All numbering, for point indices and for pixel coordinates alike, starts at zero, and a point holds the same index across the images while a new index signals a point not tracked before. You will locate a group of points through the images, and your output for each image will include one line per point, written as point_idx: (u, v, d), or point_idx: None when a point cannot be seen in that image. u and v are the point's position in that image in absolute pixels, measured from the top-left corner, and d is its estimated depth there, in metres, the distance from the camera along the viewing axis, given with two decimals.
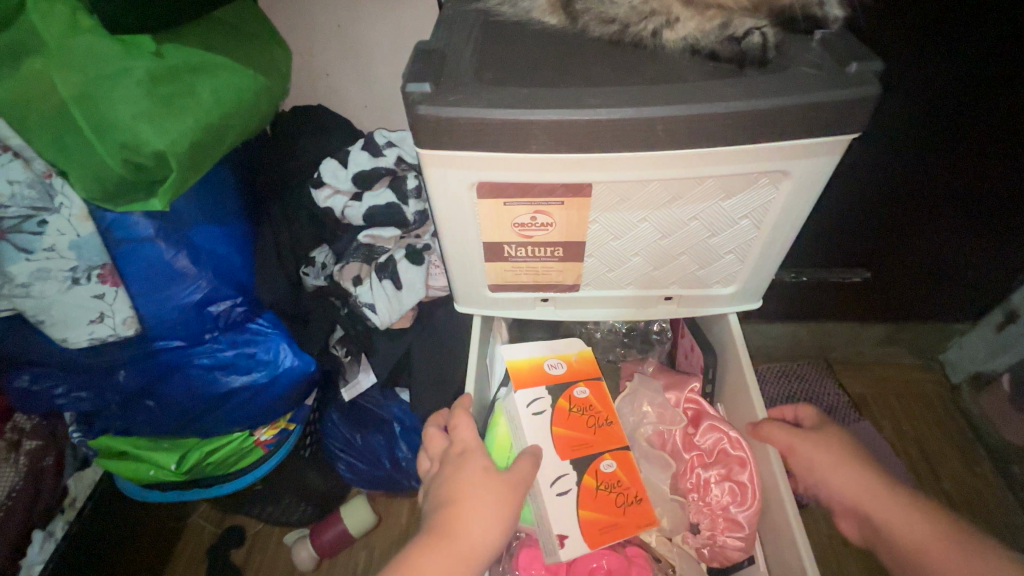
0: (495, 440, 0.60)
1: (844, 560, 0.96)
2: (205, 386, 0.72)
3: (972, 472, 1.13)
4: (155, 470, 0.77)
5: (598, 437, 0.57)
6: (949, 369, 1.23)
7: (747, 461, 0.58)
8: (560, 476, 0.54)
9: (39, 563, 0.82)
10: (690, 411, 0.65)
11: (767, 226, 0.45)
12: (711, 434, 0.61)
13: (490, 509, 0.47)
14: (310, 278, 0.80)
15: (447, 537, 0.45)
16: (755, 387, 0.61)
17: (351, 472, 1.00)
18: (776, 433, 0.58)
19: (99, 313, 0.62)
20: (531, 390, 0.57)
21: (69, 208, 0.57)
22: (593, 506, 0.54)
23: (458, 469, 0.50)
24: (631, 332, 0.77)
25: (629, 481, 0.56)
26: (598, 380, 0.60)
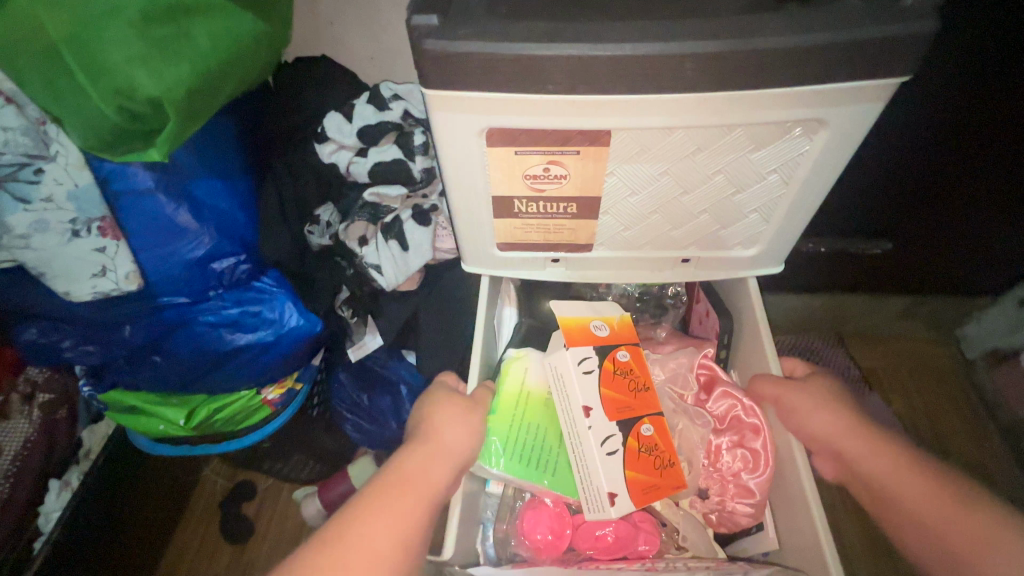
0: (499, 399, 0.58)
1: (844, 527, 0.97)
2: (211, 343, 0.72)
3: (981, 445, 1.15)
4: (165, 425, 0.79)
5: (639, 401, 0.56)
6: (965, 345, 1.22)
7: (760, 429, 0.57)
8: (608, 436, 0.53)
9: (56, 510, 0.86)
10: (703, 377, 0.63)
11: (795, 182, 0.42)
12: (723, 400, 0.60)
13: (464, 414, 0.53)
14: (315, 237, 0.77)
15: (425, 442, 0.51)
16: (770, 345, 0.60)
17: (358, 433, 1.01)
18: (762, 386, 0.58)
19: (101, 267, 0.61)
20: (581, 348, 0.55)
21: (66, 156, 0.56)
22: (636, 467, 0.53)
23: (432, 390, 0.56)
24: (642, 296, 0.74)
25: (665, 446, 0.55)
26: (636, 345, 0.59)
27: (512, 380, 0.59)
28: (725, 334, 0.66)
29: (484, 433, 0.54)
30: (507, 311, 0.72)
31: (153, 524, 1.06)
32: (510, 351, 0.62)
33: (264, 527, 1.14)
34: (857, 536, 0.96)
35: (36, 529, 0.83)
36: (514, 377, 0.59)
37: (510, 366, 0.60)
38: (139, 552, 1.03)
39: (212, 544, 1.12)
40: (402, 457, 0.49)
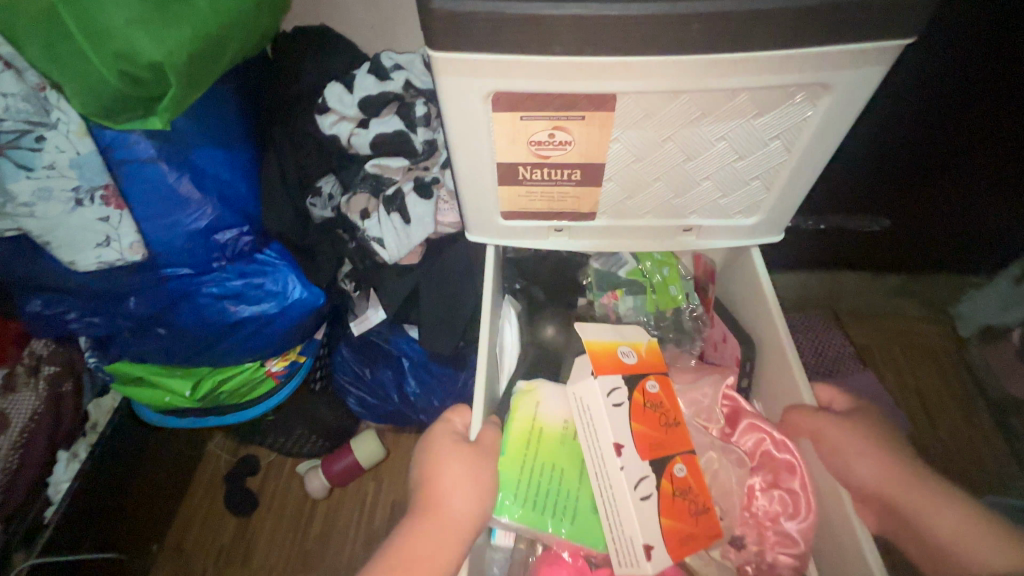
0: (510, 436, 0.61)
1: None
2: (215, 315, 0.72)
3: (970, 422, 1.20)
4: (171, 396, 0.80)
5: (671, 437, 0.59)
6: (959, 322, 1.25)
7: (795, 467, 0.59)
8: (641, 479, 0.55)
9: (66, 480, 0.88)
10: (726, 408, 0.66)
11: (797, 151, 0.42)
12: (750, 434, 0.63)
13: (470, 480, 0.53)
14: (317, 210, 0.78)
15: (431, 514, 0.51)
16: (800, 373, 0.62)
17: (361, 405, 1.04)
18: (800, 419, 0.59)
19: (106, 237, 0.61)
20: (610, 379, 0.58)
21: (67, 123, 0.55)
22: (672, 515, 0.55)
23: (435, 447, 0.56)
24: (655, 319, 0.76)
25: (699, 491, 0.58)
26: (665, 376, 0.63)
27: (522, 417, 0.62)
28: (747, 362, 0.71)
29: (492, 491, 0.54)
30: (509, 337, 0.76)
31: (161, 494, 1.09)
32: (519, 384, 0.66)
33: (268, 500, 1.17)
34: None
35: (46, 499, 0.86)
36: (525, 413, 0.62)
37: (521, 401, 0.63)
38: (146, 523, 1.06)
39: (218, 516, 1.15)
40: (408, 534, 0.50)
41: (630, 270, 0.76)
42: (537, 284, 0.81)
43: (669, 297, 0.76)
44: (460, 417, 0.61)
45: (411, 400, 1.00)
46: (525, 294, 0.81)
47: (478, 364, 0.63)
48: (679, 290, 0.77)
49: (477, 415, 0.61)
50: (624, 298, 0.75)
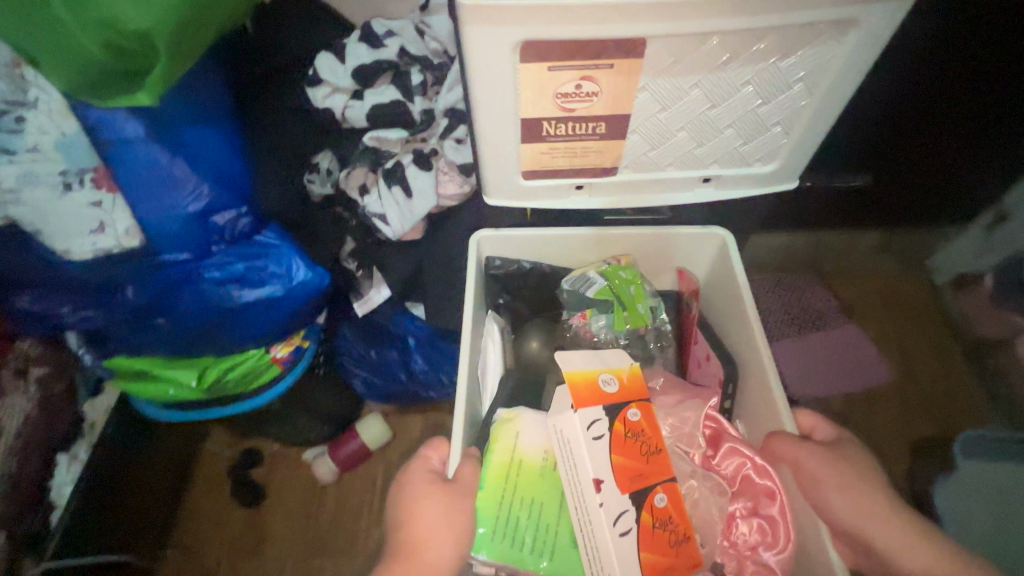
0: (490, 469, 0.63)
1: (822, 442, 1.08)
2: (217, 300, 0.70)
3: (949, 365, 1.30)
4: (175, 389, 0.78)
5: (650, 466, 0.62)
6: (934, 273, 1.39)
7: (775, 494, 0.62)
8: (621, 514, 0.58)
9: (67, 482, 0.87)
10: (709, 430, 0.67)
11: (819, 92, 0.43)
12: (731, 458, 0.64)
13: (449, 524, 0.56)
14: (316, 187, 0.75)
15: (412, 561, 0.54)
16: (784, 405, 0.64)
17: (367, 387, 1.02)
18: (781, 447, 0.62)
19: (99, 222, 0.61)
20: (592, 412, 0.61)
21: (47, 103, 0.54)
22: (651, 547, 0.58)
23: (412, 494, 0.58)
24: (632, 338, 0.78)
25: (679, 520, 0.61)
26: (646, 402, 0.65)
27: (502, 450, 0.64)
28: (728, 384, 0.72)
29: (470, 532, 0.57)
30: (492, 358, 0.79)
31: None
32: (501, 412, 0.66)
33: (275, 491, 1.15)
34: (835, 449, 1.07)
35: (51, 501, 0.84)
36: (506, 443, 0.64)
37: (502, 431, 0.65)
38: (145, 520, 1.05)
39: (226, 510, 1.12)
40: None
41: (600, 288, 0.76)
42: (522, 299, 0.84)
43: (637, 315, 0.76)
44: (437, 454, 0.63)
45: (419, 377, 0.99)
46: (510, 309, 0.84)
47: (457, 396, 0.65)
48: (647, 306, 0.78)
49: (456, 450, 0.63)
50: (594, 317, 0.76)
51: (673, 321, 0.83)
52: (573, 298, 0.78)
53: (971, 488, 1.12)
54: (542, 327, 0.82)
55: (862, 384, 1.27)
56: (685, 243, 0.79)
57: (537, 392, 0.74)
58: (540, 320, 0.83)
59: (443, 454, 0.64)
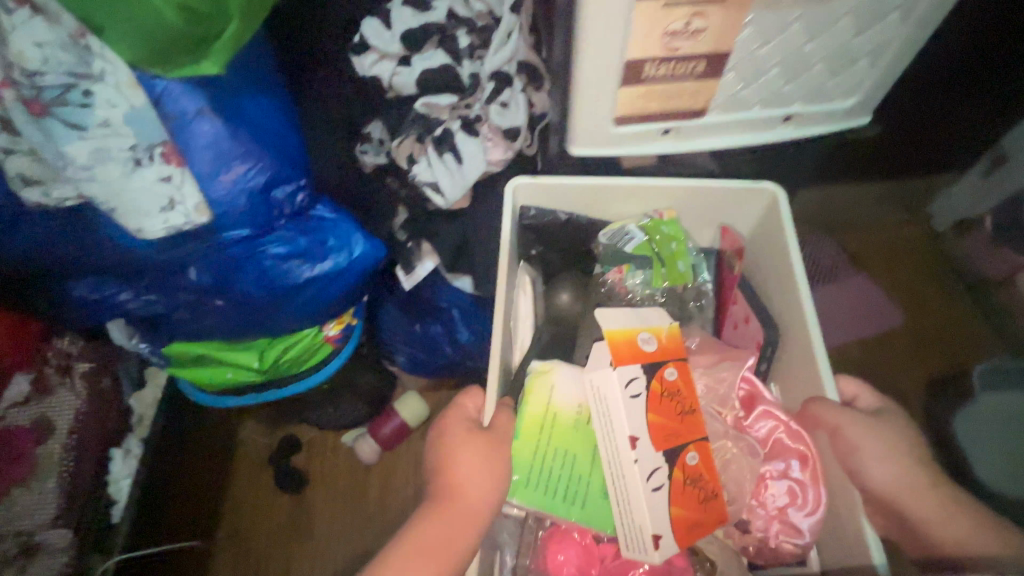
0: (524, 420, 0.64)
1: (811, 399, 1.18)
2: (280, 277, 0.69)
3: (955, 307, 1.36)
4: (235, 371, 0.79)
5: (684, 425, 0.62)
6: (934, 220, 1.42)
7: (807, 455, 0.64)
8: (654, 471, 0.59)
9: (125, 477, 0.86)
10: (743, 391, 0.69)
11: (907, 25, 0.48)
12: (764, 420, 0.67)
13: (484, 470, 0.57)
14: (368, 156, 0.76)
15: (449, 500, 0.56)
16: (826, 369, 0.65)
17: (411, 362, 1.03)
18: (819, 411, 0.63)
19: (169, 199, 0.59)
20: (629, 370, 0.61)
21: (114, 75, 0.50)
22: (681, 502, 0.59)
23: (445, 437, 0.60)
24: (668, 295, 0.79)
25: (709, 477, 0.62)
26: (682, 361, 0.66)
27: (536, 404, 0.65)
28: (767, 347, 0.73)
29: (504, 483, 0.58)
30: (524, 307, 0.84)
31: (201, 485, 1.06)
32: (537, 365, 0.68)
33: (318, 475, 1.15)
34: None
35: (110, 498, 0.83)
36: (541, 397, 0.65)
37: (537, 383, 0.66)
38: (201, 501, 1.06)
39: (272, 497, 1.12)
40: (426, 525, 0.54)
41: (638, 244, 0.78)
42: (553, 249, 0.83)
43: (677, 272, 0.78)
44: (472, 402, 0.65)
45: (465, 347, 0.99)
46: (540, 258, 0.84)
47: (493, 343, 0.68)
48: (687, 264, 0.79)
49: (491, 397, 0.66)
50: (631, 272, 0.78)
51: (715, 280, 0.82)
52: (610, 251, 0.79)
53: (985, 425, 1.11)
54: (572, 278, 0.83)
55: (873, 329, 1.33)
56: (733, 199, 0.78)
57: (566, 346, 0.78)
58: (569, 274, 0.83)
59: (477, 400, 0.66)
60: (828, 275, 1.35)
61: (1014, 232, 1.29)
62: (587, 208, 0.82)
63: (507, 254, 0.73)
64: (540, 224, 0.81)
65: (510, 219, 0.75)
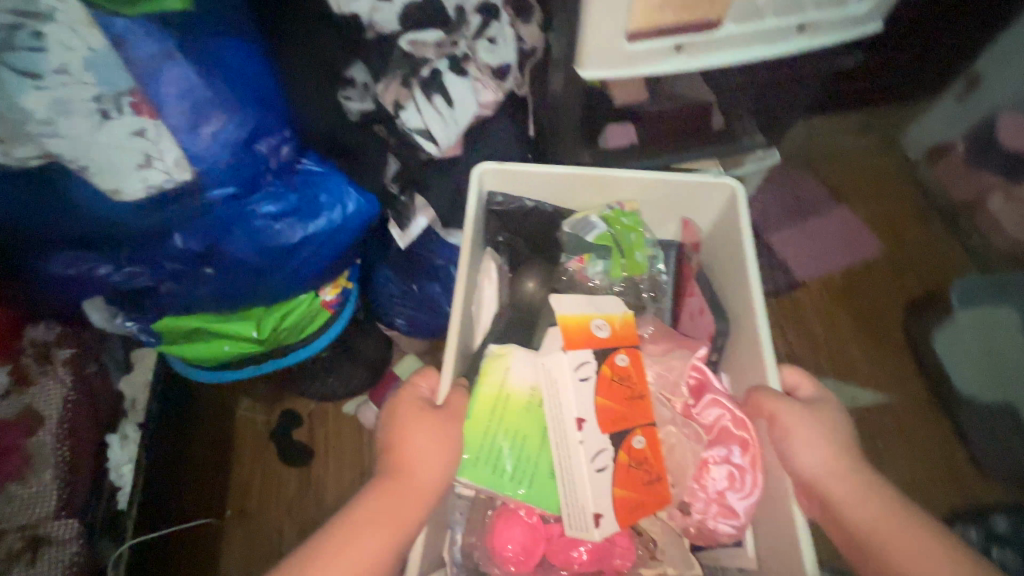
0: (476, 404, 0.62)
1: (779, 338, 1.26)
2: (272, 238, 0.66)
3: (930, 232, 1.39)
4: (231, 344, 0.75)
5: (631, 409, 0.63)
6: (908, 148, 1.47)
7: (748, 442, 0.61)
8: (599, 453, 0.60)
9: (126, 461, 0.83)
10: (694, 380, 0.66)
11: None
12: (712, 408, 0.64)
13: (435, 448, 0.56)
14: (354, 103, 0.69)
15: (398, 477, 0.54)
16: (771, 360, 0.63)
17: (409, 324, 1.00)
18: (761, 399, 0.60)
19: (145, 155, 0.55)
20: (579, 355, 0.62)
21: (64, 13, 0.46)
22: (623, 483, 0.60)
23: (397, 415, 0.58)
24: (626, 286, 0.76)
25: (653, 461, 0.63)
26: (633, 348, 0.67)
27: (490, 386, 0.63)
28: (719, 337, 0.71)
29: (454, 466, 0.57)
30: (487, 294, 0.78)
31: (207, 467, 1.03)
32: (492, 347, 0.66)
33: (321, 447, 1.13)
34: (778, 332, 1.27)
35: (112, 484, 0.80)
36: (494, 378, 0.63)
37: (491, 365, 0.64)
38: (211, 477, 1.04)
39: (275, 473, 1.11)
40: (369, 500, 0.53)
41: (600, 233, 0.75)
42: (521, 236, 0.79)
43: (635, 263, 0.75)
44: (426, 382, 0.63)
45: None
46: (507, 246, 0.79)
47: (453, 322, 0.65)
48: (646, 255, 0.76)
49: (447, 377, 0.63)
50: (591, 261, 0.75)
51: (674, 275, 0.78)
52: (573, 240, 0.76)
53: (970, 332, 1.18)
54: (541, 267, 0.78)
55: (856, 258, 1.35)
56: (695, 192, 0.74)
57: (532, 327, 0.74)
58: (538, 261, 0.79)
59: (431, 381, 0.63)
60: (806, 206, 1.40)
61: (986, 154, 1.32)
62: (552, 198, 0.78)
63: (467, 250, 0.68)
64: (507, 212, 0.77)
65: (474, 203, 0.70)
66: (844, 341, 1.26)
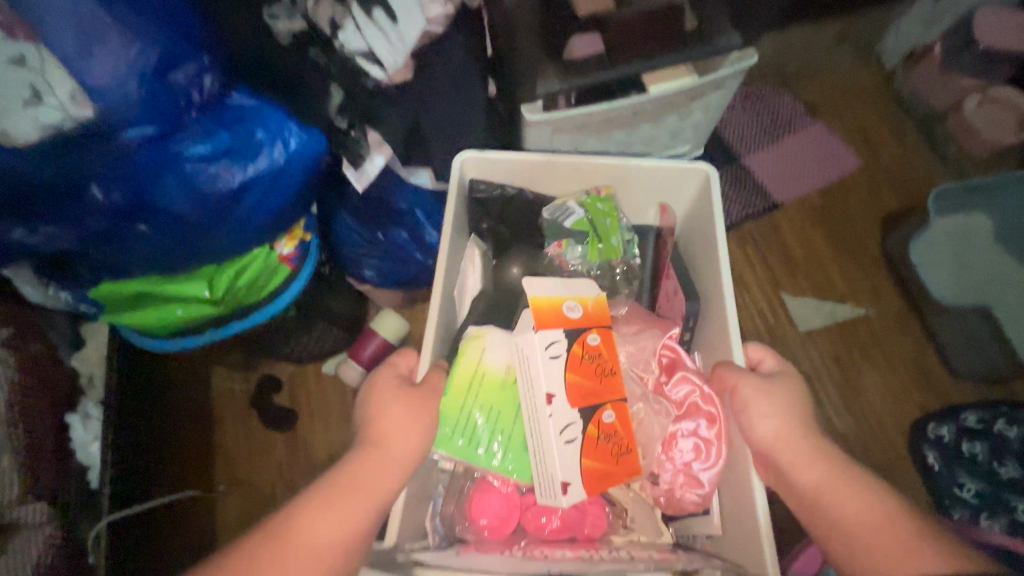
0: (454, 379, 0.65)
1: (754, 264, 1.25)
2: (206, 183, 0.59)
3: (907, 142, 1.36)
4: (184, 308, 0.70)
5: (604, 386, 0.63)
6: (884, 57, 1.42)
7: (714, 417, 0.66)
8: (567, 425, 0.59)
9: (93, 439, 0.78)
10: (667, 359, 0.71)
11: None
12: (682, 385, 0.68)
13: (416, 422, 0.56)
14: (281, 23, 0.61)
15: (378, 446, 0.54)
16: (735, 340, 0.68)
17: (379, 276, 0.96)
18: (726, 375, 0.65)
19: (33, 88, 0.50)
20: (550, 333, 0.61)
21: None
22: (593, 454, 0.60)
23: (374, 385, 0.59)
24: (603, 270, 0.78)
25: (622, 434, 0.63)
26: (606, 329, 0.66)
27: (468, 362, 0.66)
28: (689, 317, 0.75)
29: (432, 429, 0.58)
30: (472, 282, 0.84)
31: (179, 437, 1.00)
32: (471, 330, 0.68)
33: (304, 407, 1.09)
34: (756, 262, 1.25)
35: (81, 464, 0.76)
36: (472, 357, 0.66)
37: (469, 345, 0.67)
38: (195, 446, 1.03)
39: (263, 437, 1.07)
40: (358, 458, 0.53)
41: (577, 219, 0.76)
42: (505, 223, 0.81)
43: (611, 247, 0.76)
44: (405, 361, 0.64)
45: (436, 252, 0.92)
46: (492, 234, 0.81)
47: (436, 304, 0.70)
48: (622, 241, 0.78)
49: (426, 357, 0.66)
50: (569, 246, 0.77)
51: (650, 261, 0.81)
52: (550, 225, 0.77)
53: (944, 243, 1.19)
54: (523, 253, 0.81)
55: (833, 174, 1.33)
56: (668, 180, 0.78)
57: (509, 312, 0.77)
58: (523, 248, 0.81)
59: (411, 359, 0.65)
60: (781, 126, 1.36)
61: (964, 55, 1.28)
62: (529, 183, 0.81)
63: (448, 247, 0.72)
64: (489, 199, 0.79)
65: (454, 193, 0.74)
66: (822, 261, 1.25)
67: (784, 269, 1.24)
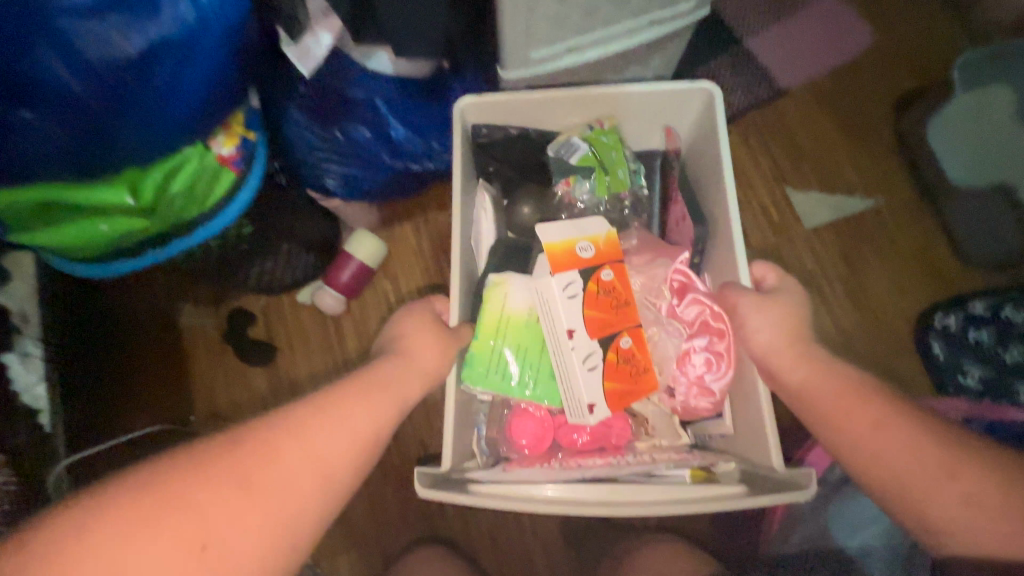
0: (481, 325, 0.63)
1: (759, 158, 1.14)
2: (96, 48, 0.47)
3: (931, 16, 1.22)
4: (108, 223, 0.60)
5: (619, 316, 0.61)
6: None
7: (725, 332, 0.61)
8: (589, 354, 0.59)
9: (37, 382, 0.71)
10: (676, 282, 0.65)
11: None
12: (692, 306, 0.62)
13: (442, 347, 0.58)
14: None
15: (402, 358, 0.55)
16: (741, 255, 0.63)
17: (343, 184, 0.84)
18: (732, 294, 0.60)
19: None
20: (565, 274, 0.60)
21: None
22: (614, 377, 0.60)
23: (407, 314, 0.60)
24: (611, 204, 0.75)
25: (640, 354, 0.62)
26: (619, 264, 0.63)
27: (493, 308, 0.64)
28: (698, 242, 0.72)
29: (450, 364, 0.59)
30: (486, 229, 0.75)
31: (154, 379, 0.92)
32: (490, 277, 0.65)
33: (283, 340, 0.98)
34: (761, 155, 1.15)
35: (27, 407, 0.70)
36: (495, 305, 0.64)
37: (491, 293, 0.64)
38: (175, 385, 0.93)
39: (240, 372, 0.96)
40: (373, 367, 0.54)
41: (582, 155, 0.72)
42: (510, 162, 0.76)
43: (619, 179, 0.73)
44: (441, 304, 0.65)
45: (403, 148, 0.80)
46: (499, 176, 0.77)
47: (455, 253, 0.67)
48: (628, 171, 0.74)
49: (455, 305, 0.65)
50: (578, 182, 0.72)
51: (657, 185, 0.77)
52: (557, 162, 0.73)
53: (968, 120, 1.06)
54: (533, 192, 0.76)
55: (846, 55, 1.19)
56: (668, 104, 0.73)
57: (523, 256, 0.73)
58: (532, 183, 0.76)
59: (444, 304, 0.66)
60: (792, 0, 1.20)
61: None
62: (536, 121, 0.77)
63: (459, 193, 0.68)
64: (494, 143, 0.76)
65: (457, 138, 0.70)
66: (832, 151, 1.15)
67: (790, 161, 1.14)
